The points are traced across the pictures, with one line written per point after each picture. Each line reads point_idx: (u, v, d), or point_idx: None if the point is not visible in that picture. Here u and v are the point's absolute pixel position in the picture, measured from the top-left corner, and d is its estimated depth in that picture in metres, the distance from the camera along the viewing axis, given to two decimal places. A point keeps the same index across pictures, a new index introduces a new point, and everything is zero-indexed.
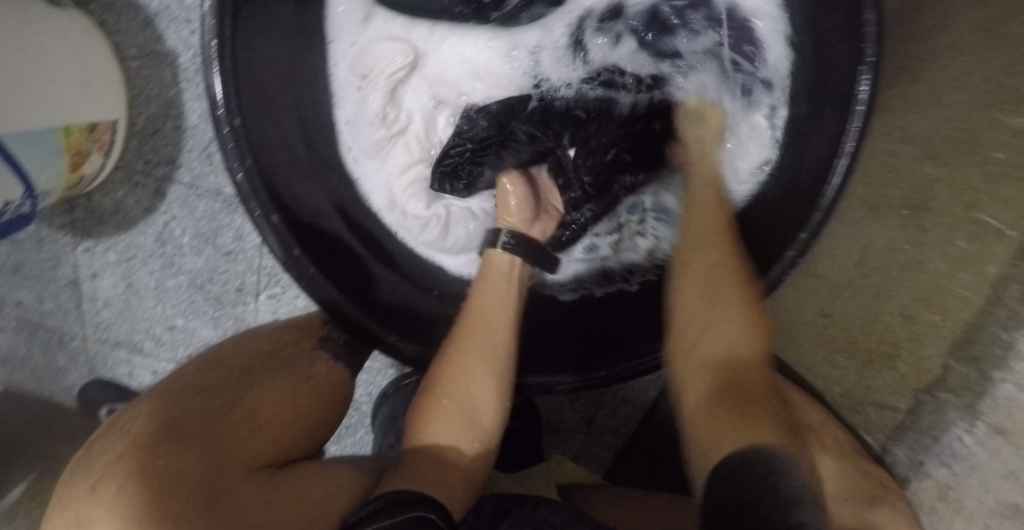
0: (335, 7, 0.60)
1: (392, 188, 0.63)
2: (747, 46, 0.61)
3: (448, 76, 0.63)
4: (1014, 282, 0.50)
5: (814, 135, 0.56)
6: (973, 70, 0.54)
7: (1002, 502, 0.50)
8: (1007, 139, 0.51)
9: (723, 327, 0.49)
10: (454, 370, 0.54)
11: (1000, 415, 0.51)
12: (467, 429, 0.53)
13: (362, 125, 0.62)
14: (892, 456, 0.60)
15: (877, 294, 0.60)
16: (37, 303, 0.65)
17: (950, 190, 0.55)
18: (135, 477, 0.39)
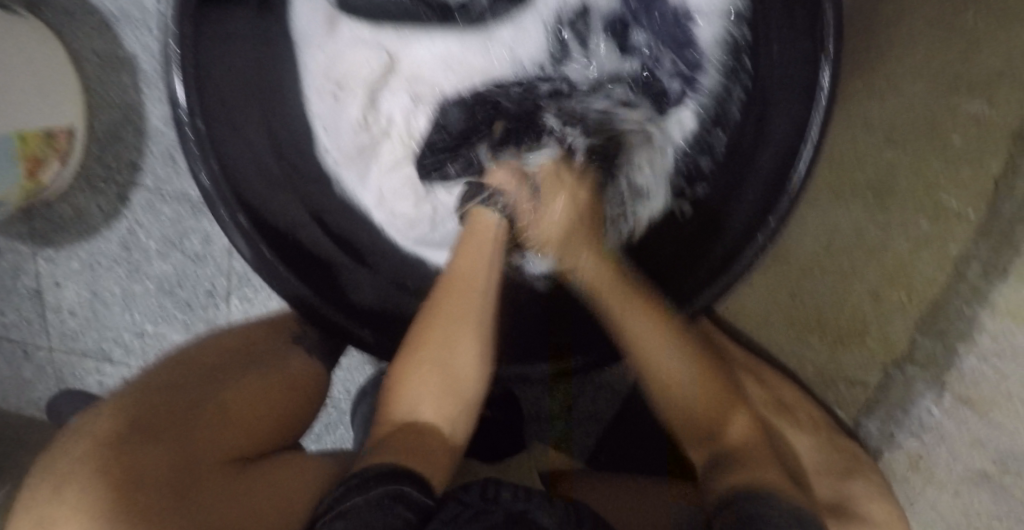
0: (299, 7, 0.56)
1: (381, 186, 0.62)
2: (689, 53, 0.58)
3: (424, 73, 0.62)
4: (975, 260, 0.54)
5: (775, 122, 0.53)
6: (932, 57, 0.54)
7: (971, 468, 0.56)
8: (965, 123, 0.54)
9: None
10: (433, 340, 0.54)
11: (966, 387, 0.55)
12: (446, 398, 0.54)
13: (345, 132, 0.60)
14: (864, 429, 0.60)
15: (844, 275, 0.60)
16: (0, 314, 0.65)
17: (912, 173, 0.56)
18: (101, 477, 0.39)
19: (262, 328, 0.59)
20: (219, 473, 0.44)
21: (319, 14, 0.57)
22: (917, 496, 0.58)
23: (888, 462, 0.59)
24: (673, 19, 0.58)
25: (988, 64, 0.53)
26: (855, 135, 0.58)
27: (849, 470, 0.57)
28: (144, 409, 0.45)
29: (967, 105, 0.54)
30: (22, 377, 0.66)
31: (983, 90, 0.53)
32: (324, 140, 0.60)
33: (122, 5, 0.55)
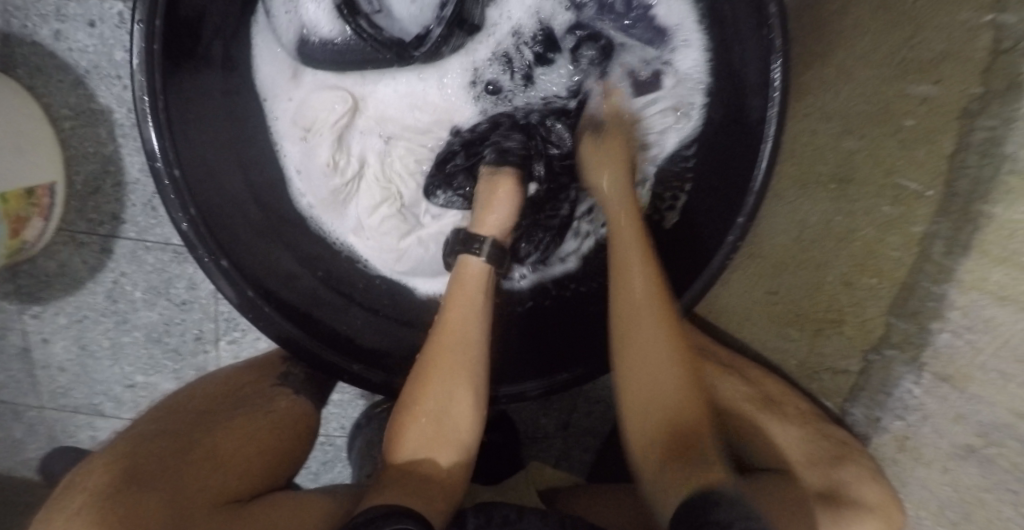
0: (263, 66, 0.58)
1: (361, 223, 0.63)
2: (653, 37, 0.61)
3: (390, 114, 0.63)
4: (937, 238, 0.54)
5: (737, 131, 0.58)
6: (879, 47, 0.57)
7: (957, 445, 0.52)
8: (914, 107, 0.55)
9: (653, 378, 0.52)
10: (423, 391, 0.55)
11: (942, 363, 0.53)
12: (440, 440, 0.55)
13: (314, 176, 0.61)
14: (851, 417, 0.62)
15: (816, 266, 0.63)
16: None
17: (869, 160, 0.59)
18: (101, 523, 0.39)
19: (248, 370, 0.58)
20: (222, 510, 0.45)
21: (280, 68, 0.58)
22: (908, 477, 0.57)
23: (877, 448, 0.59)
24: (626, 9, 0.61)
25: (933, 47, 0.54)
26: (814, 128, 0.64)
27: (839, 455, 0.57)
28: (142, 457, 0.45)
29: (916, 89, 0.55)
30: (11, 437, 0.66)
31: (927, 73, 0.54)
32: (297, 185, 0.62)
33: (92, 59, 0.56)
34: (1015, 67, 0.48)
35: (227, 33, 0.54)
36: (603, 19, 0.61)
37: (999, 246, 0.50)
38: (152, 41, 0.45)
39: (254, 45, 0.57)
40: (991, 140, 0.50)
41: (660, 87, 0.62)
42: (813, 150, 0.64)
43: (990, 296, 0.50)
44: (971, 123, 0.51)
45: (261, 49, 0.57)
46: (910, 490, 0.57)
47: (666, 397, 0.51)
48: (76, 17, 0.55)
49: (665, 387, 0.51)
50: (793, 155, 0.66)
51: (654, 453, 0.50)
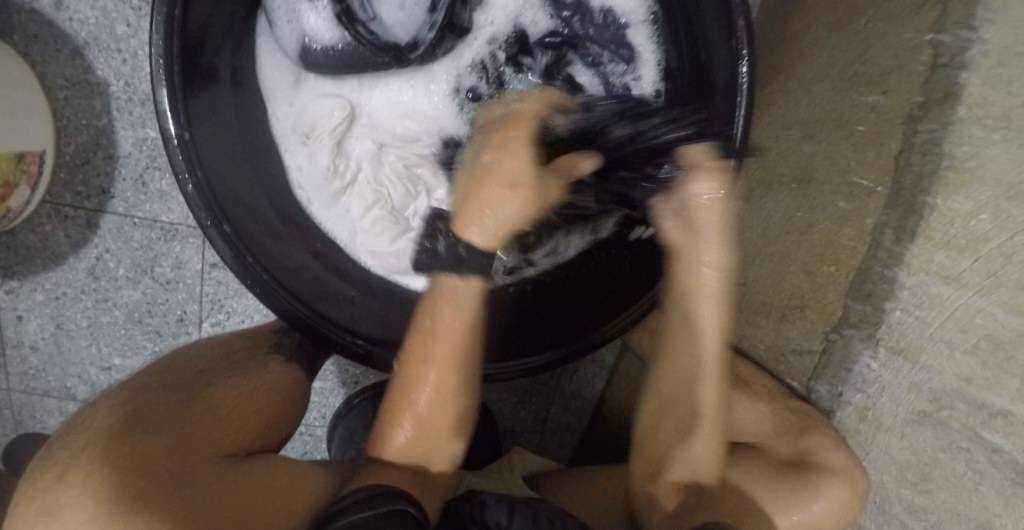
0: (267, 70, 0.60)
1: (354, 226, 0.65)
2: (624, 49, 0.65)
3: (382, 122, 0.65)
4: (888, 228, 0.59)
5: None
6: (832, 64, 0.65)
7: (911, 411, 0.58)
8: (866, 113, 0.61)
9: (699, 450, 0.63)
10: (415, 392, 0.59)
11: (895, 338, 0.59)
12: (429, 434, 0.60)
13: (313, 180, 0.63)
14: (816, 393, 0.67)
15: (781, 259, 0.69)
16: None
17: (827, 161, 0.66)
18: (102, 463, 0.39)
19: (241, 337, 0.58)
20: (220, 467, 0.44)
21: (284, 70, 0.60)
22: (873, 444, 0.62)
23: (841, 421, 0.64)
24: (603, 19, 0.64)
25: (879, 62, 0.60)
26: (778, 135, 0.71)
27: (805, 426, 0.62)
28: (143, 404, 0.45)
29: (866, 98, 0.61)
30: None
31: (878, 85, 0.60)
32: (297, 178, 0.63)
33: (91, 30, 0.56)
34: (952, 77, 0.54)
35: (235, 40, 0.56)
36: (580, 29, 0.65)
37: (941, 232, 0.56)
38: (174, 8, 0.46)
39: (260, 54, 0.59)
40: (929, 142, 0.56)
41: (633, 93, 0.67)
42: (777, 155, 0.71)
43: (934, 277, 0.56)
44: (915, 127, 0.57)
45: (264, 55, 0.59)
46: (875, 457, 0.62)
47: (693, 457, 0.63)
48: None
49: (692, 442, 0.63)
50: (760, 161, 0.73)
51: (670, 493, 0.64)
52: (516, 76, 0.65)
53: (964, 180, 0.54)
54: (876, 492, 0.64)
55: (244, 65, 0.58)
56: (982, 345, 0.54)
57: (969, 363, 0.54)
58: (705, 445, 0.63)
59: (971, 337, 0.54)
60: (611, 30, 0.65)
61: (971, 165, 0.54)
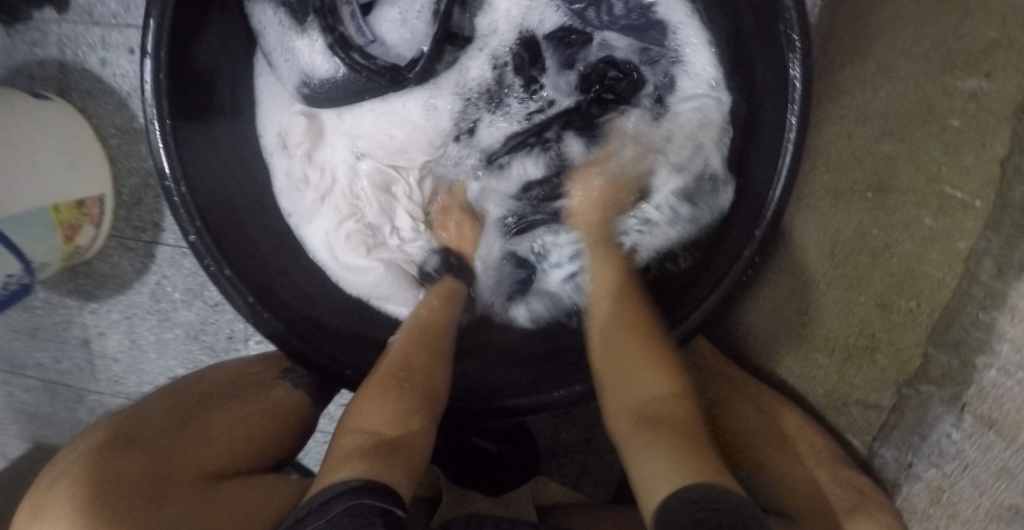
0: (263, 95, 0.62)
1: (328, 236, 0.63)
2: (653, 38, 0.61)
3: (365, 131, 0.62)
4: (986, 257, 0.46)
5: (756, 136, 0.56)
6: (921, 38, 0.52)
7: (1001, 505, 0.44)
8: (964, 103, 0.48)
9: (646, 375, 0.52)
10: (396, 365, 0.54)
11: (988, 405, 0.44)
12: (406, 414, 0.51)
13: (288, 190, 0.62)
14: (880, 459, 0.52)
15: (850, 286, 0.55)
16: (54, 364, 0.71)
17: (912, 167, 0.51)
18: (80, 483, 0.41)
19: (253, 361, 0.58)
20: (193, 491, 0.45)
21: (279, 97, 0.62)
22: None
23: (907, 499, 0.49)
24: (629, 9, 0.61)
25: (984, 36, 0.48)
26: (851, 132, 0.57)
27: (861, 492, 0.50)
28: (137, 425, 0.47)
29: (962, 84, 0.48)
30: (72, 418, 0.73)
31: (978, 67, 0.48)
32: (285, 201, 0.62)
33: (131, 82, 0.62)
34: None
35: (231, 78, 0.59)
36: (600, 21, 0.61)
37: None
38: (158, 70, 0.49)
39: (259, 89, 0.62)
40: None
41: (682, 83, 0.61)
42: (851, 155, 0.56)
43: None
44: None
45: (264, 91, 0.62)
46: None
47: (649, 391, 0.51)
48: (118, 46, 0.61)
49: (640, 384, 0.52)
50: (832, 163, 0.58)
51: (642, 449, 0.47)
52: (518, 83, 0.63)
53: None
54: None
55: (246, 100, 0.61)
56: None
57: None
58: (652, 378, 0.52)
59: None
60: (635, 21, 0.61)
61: None
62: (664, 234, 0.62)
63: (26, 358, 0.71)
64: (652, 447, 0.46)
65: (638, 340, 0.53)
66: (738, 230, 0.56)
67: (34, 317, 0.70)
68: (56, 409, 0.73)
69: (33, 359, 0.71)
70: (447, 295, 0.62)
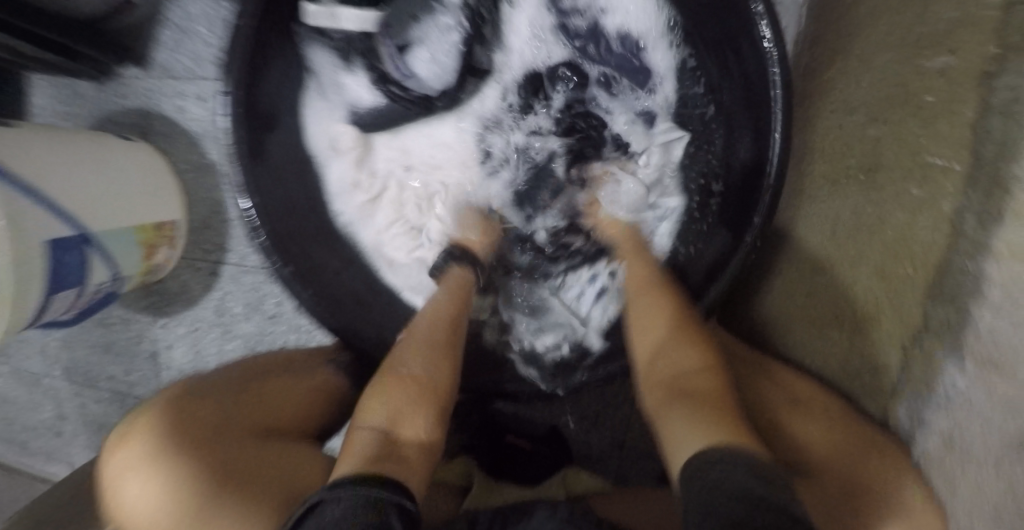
0: (312, 104, 0.68)
1: (379, 236, 0.70)
2: (643, 75, 0.68)
3: (411, 146, 0.71)
4: (968, 213, 0.48)
5: (744, 130, 0.60)
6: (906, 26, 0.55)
7: (1007, 437, 0.44)
8: (934, 80, 0.52)
9: (679, 350, 0.53)
10: (414, 372, 0.56)
11: (987, 348, 0.46)
12: (410, 412, 0.53)
13: (341, 193, 0.70)
14: (893, 417, 0.53)
15: (850, 261, 0.60)
16: (124, 376, 0.79)
17: (896, 144, 0.56)
18: (164, 416, 0.49)
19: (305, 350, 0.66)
20: (255, 438, 0.51)
21: (326, 117, 0.69)
22: (958, 479, 0.48)
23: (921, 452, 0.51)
24: (623, 49, 0.68)
25: (941, 16, 0.52)
26: (843, 125, 0.63)
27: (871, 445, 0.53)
28: (210, 379, 0.55)
29: (931, 63, 0.52)
30: None
31: (944, 45, 0.51)
32: (337, 205, 0.70)
33: (200, 123, 0.70)
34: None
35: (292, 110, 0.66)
36: (597, 59, 0.68)
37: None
38: (236, 106, 0.56)
39: (308, 115, 0.68)
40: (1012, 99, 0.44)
41: (666, 112, 0.68)
42: (841, 146, 0.62)
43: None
44: (990, 83, 0.47)
45: (315, 115, 0.68)
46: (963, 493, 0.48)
47: (682, 364, 0.52)
48: (187, 93, 0.69)
49: (670, 356, 0.53)
50: (824, 153, 0.65)
51: (670, 417, 0.49)
52: (521, 114, 0.70)
53: None
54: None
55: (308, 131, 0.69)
56: None
57: None
58: (685, 353, 0.53)
59: None
60: (629, 58, 0.68)
61: None
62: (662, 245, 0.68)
63: (100, 371, 0.79)
64: (681, 414, 0.48)
65: (685, 331, 0.55)
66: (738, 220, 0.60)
67: (110, 333, 0.78)
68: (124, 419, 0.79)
69: (106, 373, 0.79)
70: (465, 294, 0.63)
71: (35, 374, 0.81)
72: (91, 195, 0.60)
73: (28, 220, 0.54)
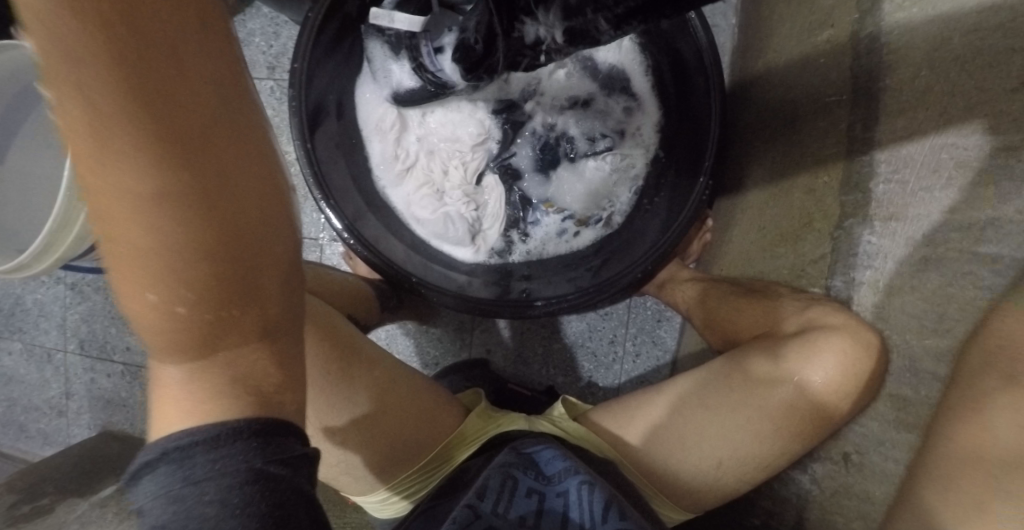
0: (365, 90, 0.84)
1: (409, 197, 0.85)
2: (625, 85, 0.84)
3: (430, 130, 0.84)
4: (856, 122, 0.61)
5: (695, 105, 0.78)
6: (802, 13, 0.73)
7: (914, 262, 0.55)
8: (823, 42, 0.67)
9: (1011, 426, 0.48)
10: (171, 243, 0.28)
11: (885, 205, 0.57)
12: (226, 334, 0.32)
13: (383, 165, 0.85)
14: None
15: (786, 190, 0.72)
16: (141, 345, 0.88)
17: (805, 98, 0.70)
18: None
19: (342, 285, 0.78)
20: None
21: (373, 102, 0.84)
22: (889, 312, 0.58)
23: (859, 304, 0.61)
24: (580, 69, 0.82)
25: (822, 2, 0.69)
26: (778, 98, 0.77)
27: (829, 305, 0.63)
28: None
29: (821, 35, 0.68)
30: (148, 400, 0.88)
31: (827, 22, 0.67)
32: (377, 172, 0.86)
33: None
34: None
35: (341, 94, 0.83)
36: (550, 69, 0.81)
37: (895, 103, 0.57)
38: (297, 78, 0.73)
39: (360, 99, 0.85)
40: (871, 38, 0.60)
41: (640, 111, 0.85)
42: (773, 111, 0.78)
43: (900, 140, 0.56)
44: (858, 27, 0.62)
45: (365, 100, 0.85)
46: (895, 324, 0.58)
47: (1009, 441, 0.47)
48: None
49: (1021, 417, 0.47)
50: (763, 124, 0.80)
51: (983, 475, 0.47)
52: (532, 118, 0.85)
53: (901, 54, 0.57)
54: (904, 363, 0.57)
55: (348, 118, 0.84)
56: (955, 175, 0.52)
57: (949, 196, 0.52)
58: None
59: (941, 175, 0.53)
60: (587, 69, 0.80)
61: (901, 42, 0.57)
62: (621, 210, 0.85)
63: (120, 340, 0.88)
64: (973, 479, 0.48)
65: None
66: (692, 173, 0.78)
67: None
68: (133, 391, 0.88)
69: (125, 342, 0.88)
70: (117, 25, 0.24)
71: (48, 348, 0.90)
72: None
73: None
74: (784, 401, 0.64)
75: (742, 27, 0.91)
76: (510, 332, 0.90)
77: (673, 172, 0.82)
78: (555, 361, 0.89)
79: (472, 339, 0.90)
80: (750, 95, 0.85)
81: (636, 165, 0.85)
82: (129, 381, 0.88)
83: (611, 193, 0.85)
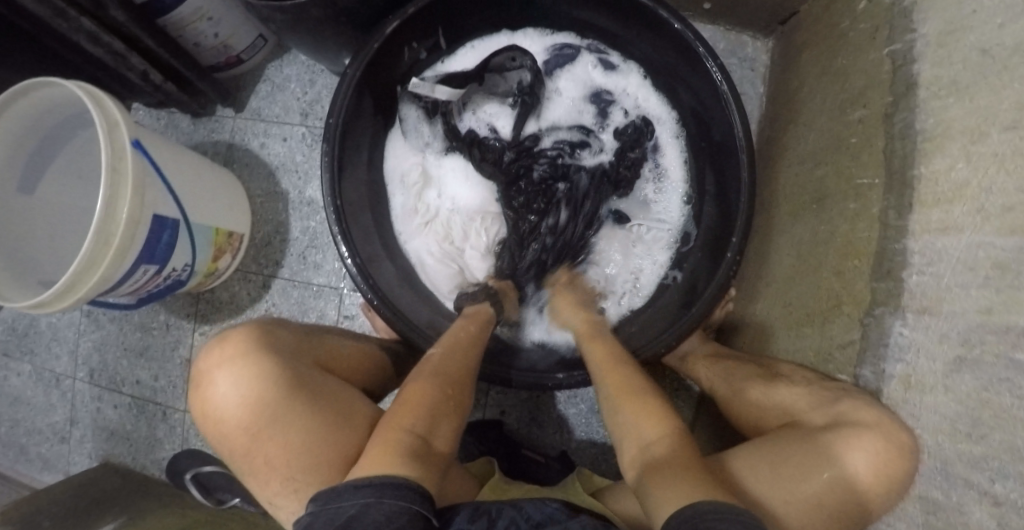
0: (394, 145, 0.86)
1: (426, 253, 0.85)
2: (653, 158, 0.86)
3: (452, 190, 0.86)
4: (889, 208, 0.59)
5: (724, 176, 0.77)
6: (836, 91, 0.72)
7: (947, 361, 0.53)
8: (856, 123, 0.67)
9: None
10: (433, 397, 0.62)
11: (918, 298, 0.55)
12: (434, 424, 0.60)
13: (402, 218, 0.85)
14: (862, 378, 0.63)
15: (815, 269, 0.71)
16: (152, 381, 0.88)
17: (837, 176, 0.69)
18: (247, 342, 0.65)
19: (358, 350, 0.77)
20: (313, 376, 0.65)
21: (400, 156, 0.86)
22: (920, 410, 0.56)
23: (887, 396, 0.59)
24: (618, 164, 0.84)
25: (854, 83, 0.69)
26: (807, 171, 0.76)
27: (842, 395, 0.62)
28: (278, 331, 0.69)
29: (853, 115, 0.68)
30: (153, 436, 0.87)
31: (860, 102, 0.67)
32: (399, 225, 0.86)
33: (282, 158, 0.89)
34: (908, 72, 0.60)
35: (372, 144, 0.84)
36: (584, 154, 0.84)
37: (932, 194, 0.55)
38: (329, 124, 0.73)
39: (388, 152, 0.86)
40: (905, 124, 0.59)
41: (665, 184, 0.85)
42: (801, 186, 0.78)
43: (935, 233, 0.55)
44: (892, 112, 0.61)
45: (392, 154, 0.86)
46: (926, 423, 0.56)
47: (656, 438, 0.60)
48: (277, 136, 0.89)
49: None
50: (791, 196, 0.79)
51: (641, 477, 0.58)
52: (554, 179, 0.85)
53: (937, 144, 0.55)
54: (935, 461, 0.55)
55: (376, 167, 0.85)
56: (992, 273, 0.51)
57: (985, 295, 0.51)
58: None
59: (979, 272, 0.51)
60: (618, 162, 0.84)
61: (939, 131, 0.55)
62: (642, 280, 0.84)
63: (131, 374, 0.88)
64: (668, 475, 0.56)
65: None
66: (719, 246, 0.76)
67: (148, 338, 0.88)
68: (139, 426, 0.88)
69: (135, 376, 0.88)
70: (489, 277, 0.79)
71: (58, 374, 0.90)
72: (192, 193, 0.72)
73: (147, 192, 0.63)
74: (816, 496, 0.60)
75: (771, 98, 0.92)
76: (523, 395, 0.88)
77: (702, 247, 0.81)
78: (569, 427, 0.87)
79: (486, 400, 0.89)
80: (778, 166, 0.85)
81: (660, 239, 0.84)
82: (137, 415, 0.88)
83: (631, 264, 0.84)
